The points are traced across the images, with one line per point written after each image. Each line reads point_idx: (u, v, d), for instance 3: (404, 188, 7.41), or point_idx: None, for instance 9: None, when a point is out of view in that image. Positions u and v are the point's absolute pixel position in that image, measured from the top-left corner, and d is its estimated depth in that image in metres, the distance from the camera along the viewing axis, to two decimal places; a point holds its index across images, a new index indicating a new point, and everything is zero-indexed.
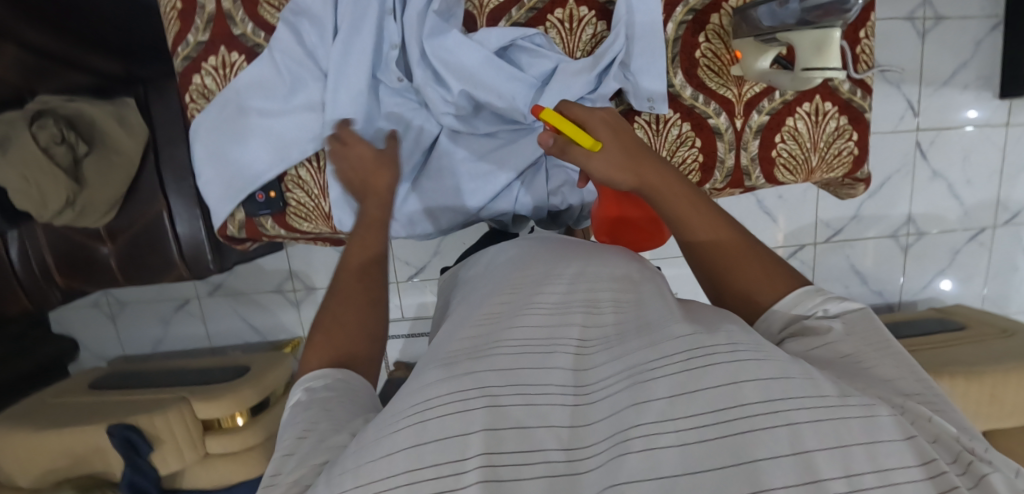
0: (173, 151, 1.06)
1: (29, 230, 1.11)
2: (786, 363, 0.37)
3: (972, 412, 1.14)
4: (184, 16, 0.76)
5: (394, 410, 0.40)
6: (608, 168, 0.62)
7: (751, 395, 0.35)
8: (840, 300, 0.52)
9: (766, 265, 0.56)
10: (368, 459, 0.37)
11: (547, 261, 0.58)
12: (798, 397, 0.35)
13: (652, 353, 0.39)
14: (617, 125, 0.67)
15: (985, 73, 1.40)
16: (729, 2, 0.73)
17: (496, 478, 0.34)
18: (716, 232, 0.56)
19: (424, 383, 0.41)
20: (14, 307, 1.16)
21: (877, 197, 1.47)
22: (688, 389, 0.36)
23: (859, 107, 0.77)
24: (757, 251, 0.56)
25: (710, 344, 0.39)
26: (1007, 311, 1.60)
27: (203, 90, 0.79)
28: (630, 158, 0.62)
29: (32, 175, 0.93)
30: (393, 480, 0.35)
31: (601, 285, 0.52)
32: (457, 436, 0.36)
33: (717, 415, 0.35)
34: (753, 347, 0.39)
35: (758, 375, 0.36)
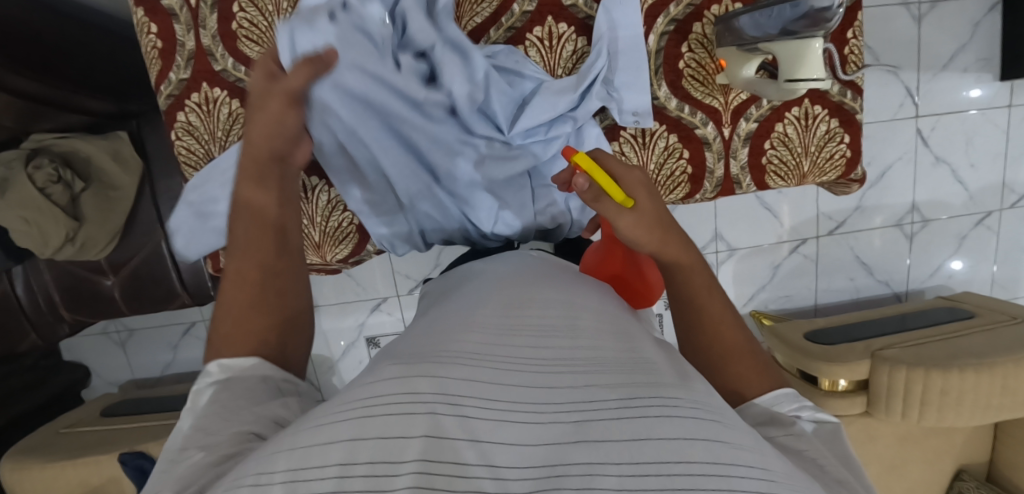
0: (169, 184, 1.09)
1: (34, 268, 1.12)
2: (740, 434, 0.38)
3: (982, 404, 1.12)
4: (165, 56, 0.77)
5: (344, 402, 0.39)
6: (640, 230, 0.58)
7: (700, 455, 0.34)
8: (816, 411, 0.52)
9: (760, 361, 0.57)
10: (308, 449, 0.35)
11: (522, 284, 0.58)
12: (745, 466, 0.34)
13: (614, 395, 0.39)
14: (649, 185, 0.61)
15: (985, 54, 1.37)
16: (711, 10, 0.73)
17: (428, 487, 0.32)
18: (720, 321, 0.58)
19: (380, 377, 0.40)
20: (24, 344, 1.18)
21: (880, 187, 1.44)
22: (641, 437, 0.35)
23: (851, 109, 0.76)
24: (754, 350, 0.57)
25: (675, 400, 0.39)
26: (1015, 295, 1.58)
27: (188, 127, 0.79)
28: (655, 220, 0.58)
29: (34, 218, 0.93)
30: (323, 472, 0.33)
31: (577, 316, 0.52)
32: (398, 437, 0.35)
33: (660, 464, 0.33)
34: (708, 411, 0.39)
35: (712, 436, 0.36)
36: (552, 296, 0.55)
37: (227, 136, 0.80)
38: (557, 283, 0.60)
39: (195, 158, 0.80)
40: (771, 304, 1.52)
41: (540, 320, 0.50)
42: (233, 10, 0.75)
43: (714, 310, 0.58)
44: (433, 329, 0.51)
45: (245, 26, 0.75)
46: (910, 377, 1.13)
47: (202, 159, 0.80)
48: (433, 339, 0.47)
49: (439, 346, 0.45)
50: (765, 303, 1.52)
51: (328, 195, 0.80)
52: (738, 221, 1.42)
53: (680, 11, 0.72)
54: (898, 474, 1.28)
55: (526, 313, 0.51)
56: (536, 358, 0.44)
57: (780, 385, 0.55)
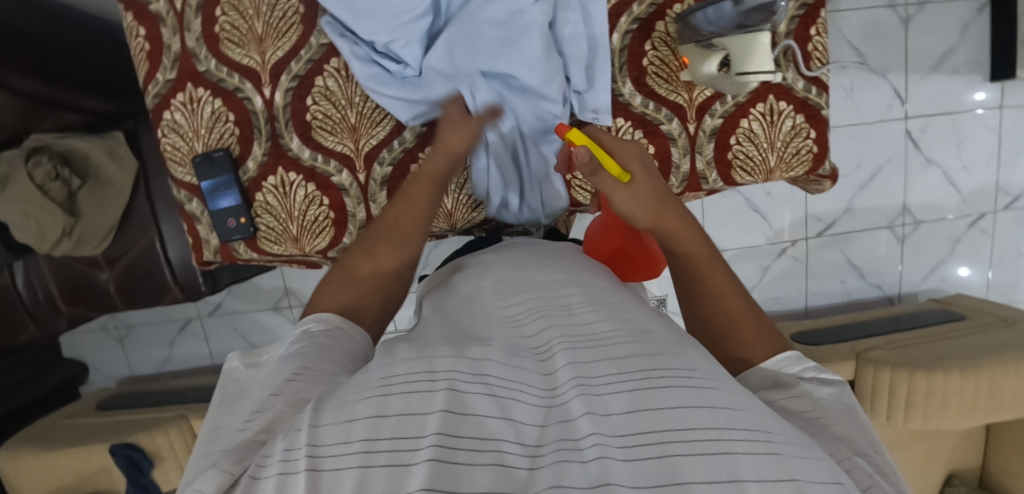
0: (162, 182, 1.11)
1: (33, 261, 1.16)
2: (737, 398, 0.37)
3: (970, 406, 1.11)
4: (153, 57, 0.77)
5: (360, 382, 0.39)
6: (635, 205, 0.59)
7: (700, 422, 0.33)
8: (820, 371, 0.53)
9: (762, 327, 0.57)
10: (324, 427, 0.35)
11: (516, 269, 0.59)
12: (743, 429, 0.33)
13: (604, 369, 0.38)
14: (644, 158, 0.63)
15: (976, 56, 1.37)
16: (672, 9, 0.75)
17: (448, 460, 0.31)
18: (724, 293, 0.58)
19: (382, 364, 0.40)
20: (25, 335, 1.22)
21: (869, 190, 1.44)
22: (644, 408, 0.34)
23: (815, 105, 0.78)
24: (757, 320, 0.57)
25: (672, 367, 0.38)
26: (1013, 299, 1.55)
27: (173, 125, 0.79)
28: (653, 196, 0.59)
29: (33, 211, 0.96)
30: (348, 447, 0.33)
31: (572, 289, 0.52)
32: (417, 415, 0.35)
33: (661, 434, 0.32)
34: (710, 377, 0.38)
35: (713, 402, 0.35)
36: (549, 277, 0.56)
37: (211, 133, 0.80)
38: (562, 264, 0.60)
39: (181, 155, 0.80)
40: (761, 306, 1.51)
41: (532, 304, 0.51)
42: (215, 13, 0.76)
43: (718, 282, 0.58)
44: (445, 320, 0.52)
45: (227, 28, 0.76)
46: (895, 378, 1.12)
47: (187, 156, 0.80)
48: (454, 327, 0.49)
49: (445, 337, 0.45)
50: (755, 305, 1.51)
51: (306, 189, 0.82)
52: (726, 221, 1.43)
53: (643, 10, 0.75)
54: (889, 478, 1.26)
55: (517, 301, 0.52)
56: (531, 348, 0.44)
57: (781, 349, 0.56)
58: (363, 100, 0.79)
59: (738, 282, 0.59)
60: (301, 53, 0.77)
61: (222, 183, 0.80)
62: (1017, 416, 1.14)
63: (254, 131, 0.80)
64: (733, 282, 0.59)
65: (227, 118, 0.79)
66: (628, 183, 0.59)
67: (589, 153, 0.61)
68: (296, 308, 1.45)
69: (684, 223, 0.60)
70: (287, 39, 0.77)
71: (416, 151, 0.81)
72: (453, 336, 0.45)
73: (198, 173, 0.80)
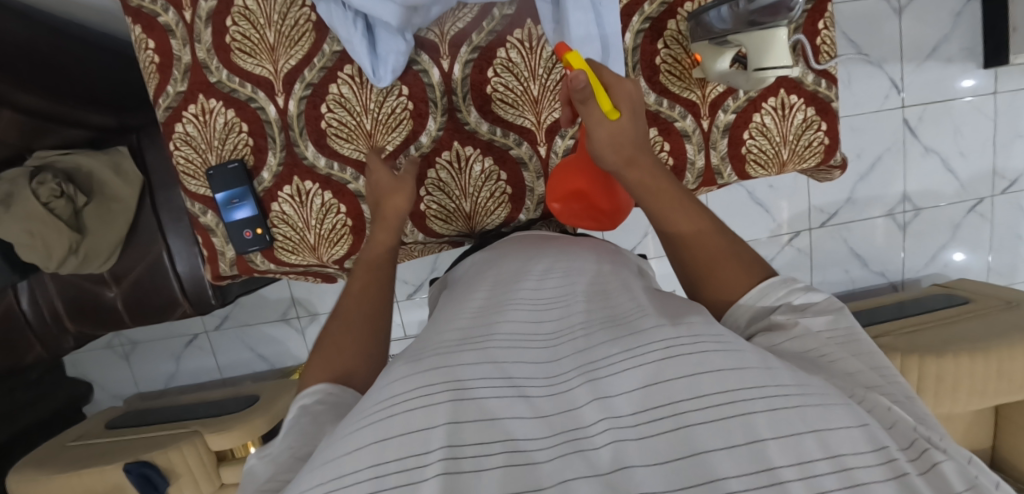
0: (168, 194, 1.10)
1: (38, 280, 1.14)
2: (747, 354, 0.36)
3: (980, 388, 1.13)
4: (163, 70, 0.77)
5: (366, 407, 0.37)
6: (609, 144, 0.60)
7: (709, 387, 0.33)
8: (806, 292, 0.53)
9: (741, 259, 0.57)
10: (331, 462, 0.34)
11: (517, 263, 0.60)
12: (756, 387, 0.33)
13: (610, 350, 0.38)
14: (636, 98, 0.64)
15: (969, 44, 1.39)
16: (684, 7, 0.76)
17: (456, 470, 0.31)
18: (703, 243, 0.58)
19: (389, 382, 0.39)
20: (31, 355, 1.20)
21: (870, 179, 1.45)
22: (653, 383, 0.35)
23: (826, 98, 0.79)
24: (733, 251, 0.58)
25: (682, 335, 0.37)
26: (1013, 282, 1.58)
27: (186, 138, 0.79)
28: (630, 142, 0.60)
29: (39, 229, 0.96)
30: (356, 476, 0.31)
31: (577, 277, 0.54)
32: (417, 431, 0.33)
33: (670, 407, 0.33)
34: (714, 338, 0.37)
35: (720, 364, 0.35)
36: (549, 267, 0.57)
37: (224, 144, 0.79)
38: (567, 253, 0.62)
39: (194, 167, 0.80)
40: None
41: (535, 294, 0.51)
42: (226, 23, 0.75)
43: (681, 214, 0.60)
44: (454, 312, 0.51)
45: (238, 38, 0.76)
46: (906, 363, 1.13)
47: (201, 168, 0.80)
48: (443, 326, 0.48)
49: (471, 330, 0.45)
50: None
51: (322, 198, 0.82)
52: (731, 216, 1.43)
53: (654, 9, 0.75)
54: None
55: (518, 285, 0.53)
56: (537, 333, 0.45)
57: (766, 275, 0.56)
58: (378, 106, 0.78)
59: (710, 218, 0.60)
60: (314, 60, 0.77)
61: (237, 194, 0.80)
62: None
63: (268, 141, 0.80)
64: (701, 215, 0.60)
65: (240, 129, 0.79)
66: (614, 121, 0.60)
67: (587, 79, 0.57)
68: (304, 317, 1.44)
69: (654, 171, 0.61)
70: (299, 48, 0.76)
71: (433, 156, 0.80)
72: (485, 330, 0.44)
73: (212, 184, 0.80)
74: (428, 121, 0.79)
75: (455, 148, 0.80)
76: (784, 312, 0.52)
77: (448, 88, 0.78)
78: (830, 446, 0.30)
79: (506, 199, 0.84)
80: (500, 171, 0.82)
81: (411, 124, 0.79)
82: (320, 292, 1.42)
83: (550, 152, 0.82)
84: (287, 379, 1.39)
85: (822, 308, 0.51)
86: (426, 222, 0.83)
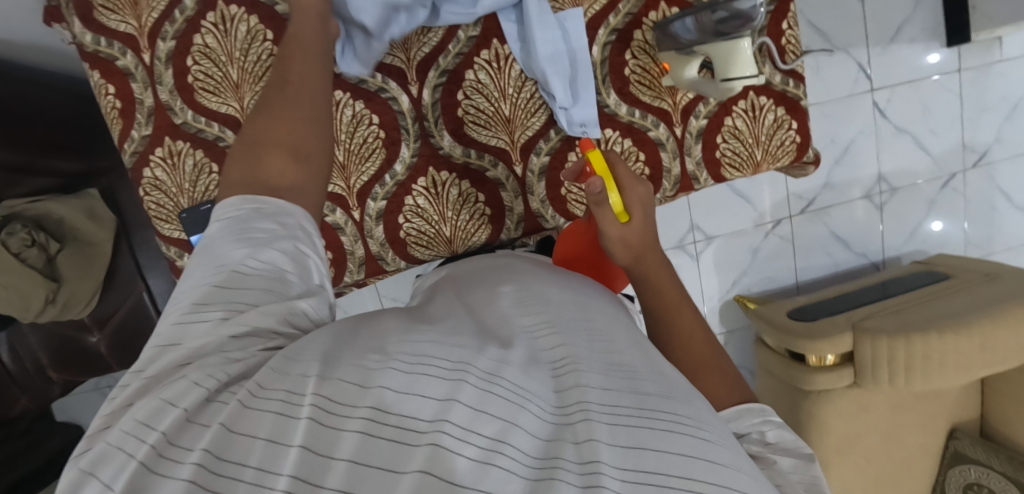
0: (146, 235, 1.09)
1: (16, 333, 1.11)
2: (738, 459, 0.36)
3: (966, 364, 1.15)
4: (125, 114, 0.75)
5: (384, 349, 0.38)
6: (620, 243, 0.62)
7: (703, 474, 0.32)
8: (779, 428, 0.50)
9: (730, 375, 0.55)
10: (333, 381, 0.34)
11: (531, 276, 0.58)
12: (743, 491, 0.32)
13: (618, 401, 0.36)
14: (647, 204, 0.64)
15: (930, 24, 1.41)
16: (648, 17, 0.77)
17: (449, 449, 0.30)
18: (690, 341, 0.57)
19: (415, 343, 0.39)
20: (17, 408, 1.17)
21: (845, 163, 1.47)
22: (642, 447, 0.33)
23: (794, 96, 0.81)
24: (723, 367, 0.56)
25: (681, 414, 0.36)
26: (989, 251, 1.62)
27: (155, 183, 0.77)
28: (641, 238, 0.62)
29: (11, 281, 0.94)
30: (352, 411, 0.33)
31: (594, 310, 0.50)
32: (435, 399, 0.33)
33: (662, 478, 0.31)
34: (717, 435, 0.37)
35: (712, 458, 0.33)
36: (557, 286, 0.54)
37: (195, 186, 0.78)
38: (562, 278, 0.59)
39: (166, 211, 0.78)
40: (754, 287, 1.54)
41: (550, 299, 0.50)
42: (187, 63, 0.74)
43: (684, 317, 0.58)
44: None
45: (200, 77, 0.75)
46: (892, 345, 1.14)
47: (174, 212, 0.78)
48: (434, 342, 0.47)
49: None
50: (748, 287, 1.54)
51: None
52: (712, 210, 1.44)
53: (619, 21, 0.76)
54: (894, 441, 1.30)
55: (543, 289, 0.53)
56: (543, 363, 0.40)
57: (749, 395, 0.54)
58: (349, 137, 0.76)
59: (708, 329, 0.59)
60: None
61: None
62: (1009, 367, 1.19)
63: None
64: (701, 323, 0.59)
65: (211, 170, 0.78)
66: (624, 224, 0.62)
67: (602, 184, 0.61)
68: None
69: (662, 265, 0.62)
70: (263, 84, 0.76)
71: (409, 183, 0.80)
72: None
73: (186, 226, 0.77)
74: (401, 148, 0.78)
75: (431, 174, 0.80)
76: (756, 444, 0.49)
77: (419, 114, 0.78)
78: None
79: (485, 219, 0.83)
80: (477, 192, 0.82)
81: (384, 153, 0.78)
82: None
83: (526, 171, 0.82)
84: None
85: (792, 449, 0.49)
86: (407, 249, 0.83)
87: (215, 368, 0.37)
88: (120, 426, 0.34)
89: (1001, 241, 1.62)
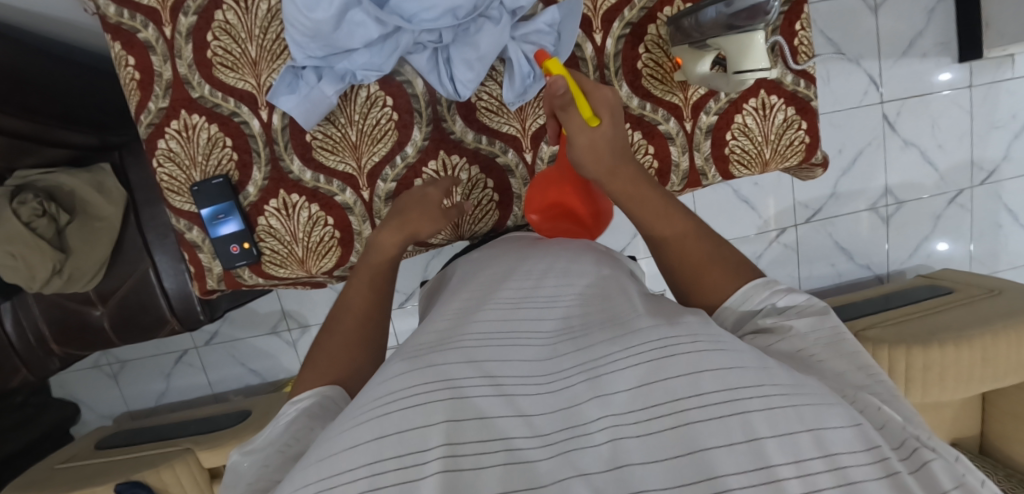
0: (154, 210, 1.09)
1: (21, 302, 1.11)
2: (746, 358, 0.36)
3: (965, 377, 1.15)
4: (144, 86, 0.76)
5: (362, 405, 0.37)
6: (589, 153, 0.61)
7: (710, 385, 0.34)
8: (788, 292, 0.52)
9: (730, 263, 0.57)
10: (326, 459, 0.33)
11: (513, 263, 0.60)
12: (753, 385, 0.33)
13: (610, 348, 0.38)
14: (615, 107, 0.63)
15: (943, 39, 1.42)
16: (663, 12, 0.78)
17: (455, 468, 0.31)
18: (683, 242, 0.57)
19: (387, 376, 0.38)
20: (16, 379, 1.18)
21: (852, 173, 1.47)
22: (649, 382, 0.35)
23: (805, 97, 0.81)
24: (721, 256, 0.57)
25: (669, 335, 0.37)
26: (994, 269, 1.61)
27: (169, 154, 0.78)
28: (611, 147, 0.60)
29: (22, 252, 0.94)
30: (352, 475, 0.31)
31: (578, 279, 0.54)
32: (417, 428, 0.33)
33: (671, 404, 0.33)
34: (711, 337, 0.38)
35: (718, 364, 0.35)
36: (549, 269, 0.56)
37: (208, 160, 0.79)
38: (560, 254, 0.61)
39: (178, 184, 0.79)
40: None
41: (541, 290, 0.51)
42: (207, 39, 0.75)
43: (672, 225, 0.58)
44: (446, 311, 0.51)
45: (219, 53, 0.76)
46: (893, 355, 1.14)
47: (185, 185, 0.79)
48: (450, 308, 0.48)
49: (460, 327, 0.45)
50: None
51: (310, 210, 0.81)
52: (716, 214, 1.44)
53: (634, 15, 0.77)
54: None
55: (517, 285, 0.53)
56: (539, 331, 0.45)
57: (753, 278, 0.56)
58: (362, 118, 0.78)
59: (700, 226, 0.59)
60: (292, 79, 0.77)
61: (223, 210, 0.79)
62: (1011, 382, 1.18)
63: (253, 155, 0.79)
64: (693, 226, 0.58)
65: (224, 143, 0.78)
66: (592, 129, 0.60)
67: (566, 86, 0.62)
68: (295, 329, 1.43)
69: (636, 174, 0.60)
70: (282, 61, 0.77)
71: (419, 166, 0.81)
72: (464, 326, 0.45)
73: (197, 200, 0.79)
74: (413, 131, 0.80)
75: (441, 158, 0.81)
76: (766, 315, 0.51)
77: (432, 98, 0.79)
78: (827, 446, 0.31)
79: (493, 206, 0.85)
80: (486, 178, 0.83)
81: (397, 135, 0.79)
82: (311, 303, 1.41)
83: (536, 158, 0.83)
84: (279, 393, 1.39)
85: (804, 309, 0.51)
86: None
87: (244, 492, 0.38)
88: None
89: (1006, 259, 1.62)
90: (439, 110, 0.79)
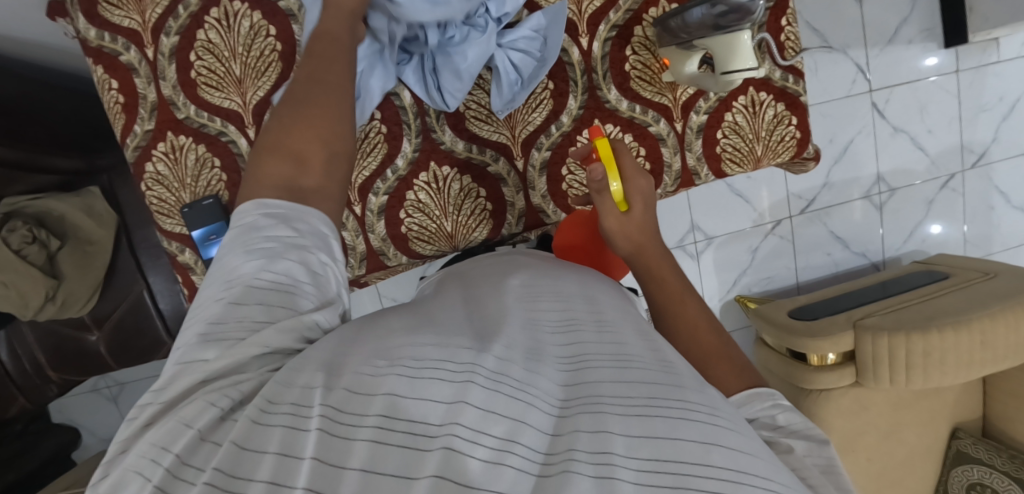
0: (146, 232, 1.08)
1: (16, 331, 1.10)
2: (753, 445, 0.35)
3: (965, 360, 1.15)
4: (128, 110, 0.75)
5: (388, 348, 0.39)
6: (620, 232, 0.64)
7: (718, 462, 0.31)
8: (789, 411, 0.50)
9: (738, 363, 0.56)
10: (354, 398, 0.34)
11: (543, 274, 0.57)
12: (761, 478, 0.31)
13: (602, 377, 0.38)
14: (649, 196, 0.66)
15: (927, 25, 1.42)
16: (648, 14, 0.78)
17: (460, 453, 0.30)
18: (696, 329, 0.58)
19: (421, 343, 0.39)
20: (14, 407, 1.16)
21: (844, 163, 1.47)
22: (655, 437, 0.32)
23: (794, 92, 0.82)
24: (731, 355, 0.56)
25: (692, 405, 0.35)
26: (987, 250, 1.62)
27: (157, 177, 0.77)
28: (641, 228, 0.65)
29: (11, 280, 0.94)
30: (361, 430, 0.32)
31: (590, 303, 0.50)
32: (442, 402, 0.33)
33: (676, 467, 0.30)
34: (730, 419, 0.36)
35: (729, 445, 0.33)
36: (560, 288, 0.53)
37: (197, 182, 0.78)
38: (585, 277, 0.58)
39: (168, 206, 0.78)
40: (755, 287, 1.54)
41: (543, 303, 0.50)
42: (190, 59, 0.75)
43: (689, 310, 0.60)
44: None
45: (203, 73, 0.75)
46: (892, 343, 1.14)
47: (175, 207, 0.78)
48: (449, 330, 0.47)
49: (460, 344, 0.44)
50: (748, 287, 1.54)
51: None
52: (712, 209, 1.44)
53: (620, 17, 0.78)
54: (894, 440, 1.29)
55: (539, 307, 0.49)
56: None
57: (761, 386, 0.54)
58: None
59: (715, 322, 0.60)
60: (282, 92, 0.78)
61: (214, 231, 0.77)
62: (1009, 363, 1.19)
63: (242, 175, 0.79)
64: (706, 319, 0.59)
65: (213, 164, 0.78)
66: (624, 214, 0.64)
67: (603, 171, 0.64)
68: None
69: (663, 254, 0.64)
70: (267, 78, 0.77)
71: (411, 178, 0.80)
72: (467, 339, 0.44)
73: (188, 222, 0.78)
74: (402, 143, 0.78)
75: (432, 169, 0.80)
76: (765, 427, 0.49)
77: (421, 109, 0.78)
78: None
79: (487, 215, 0.84)
80: (479, 187, 0.82)
81: (386, 147, 0.78)
82: None
83: (527, 166, 0.83)
84: None
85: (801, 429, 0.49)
86: (408, 244, 0.83)
87: (230, 387, 0.38)
88: (138, 449, 0.36)
89: (1000, 241, 1.63)
90: (429, 121, 0.79)
